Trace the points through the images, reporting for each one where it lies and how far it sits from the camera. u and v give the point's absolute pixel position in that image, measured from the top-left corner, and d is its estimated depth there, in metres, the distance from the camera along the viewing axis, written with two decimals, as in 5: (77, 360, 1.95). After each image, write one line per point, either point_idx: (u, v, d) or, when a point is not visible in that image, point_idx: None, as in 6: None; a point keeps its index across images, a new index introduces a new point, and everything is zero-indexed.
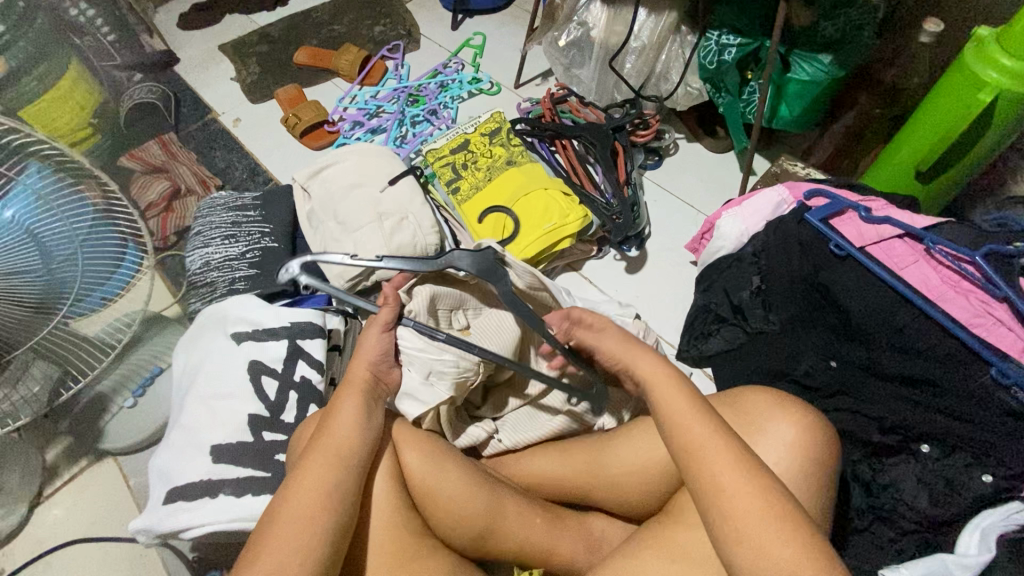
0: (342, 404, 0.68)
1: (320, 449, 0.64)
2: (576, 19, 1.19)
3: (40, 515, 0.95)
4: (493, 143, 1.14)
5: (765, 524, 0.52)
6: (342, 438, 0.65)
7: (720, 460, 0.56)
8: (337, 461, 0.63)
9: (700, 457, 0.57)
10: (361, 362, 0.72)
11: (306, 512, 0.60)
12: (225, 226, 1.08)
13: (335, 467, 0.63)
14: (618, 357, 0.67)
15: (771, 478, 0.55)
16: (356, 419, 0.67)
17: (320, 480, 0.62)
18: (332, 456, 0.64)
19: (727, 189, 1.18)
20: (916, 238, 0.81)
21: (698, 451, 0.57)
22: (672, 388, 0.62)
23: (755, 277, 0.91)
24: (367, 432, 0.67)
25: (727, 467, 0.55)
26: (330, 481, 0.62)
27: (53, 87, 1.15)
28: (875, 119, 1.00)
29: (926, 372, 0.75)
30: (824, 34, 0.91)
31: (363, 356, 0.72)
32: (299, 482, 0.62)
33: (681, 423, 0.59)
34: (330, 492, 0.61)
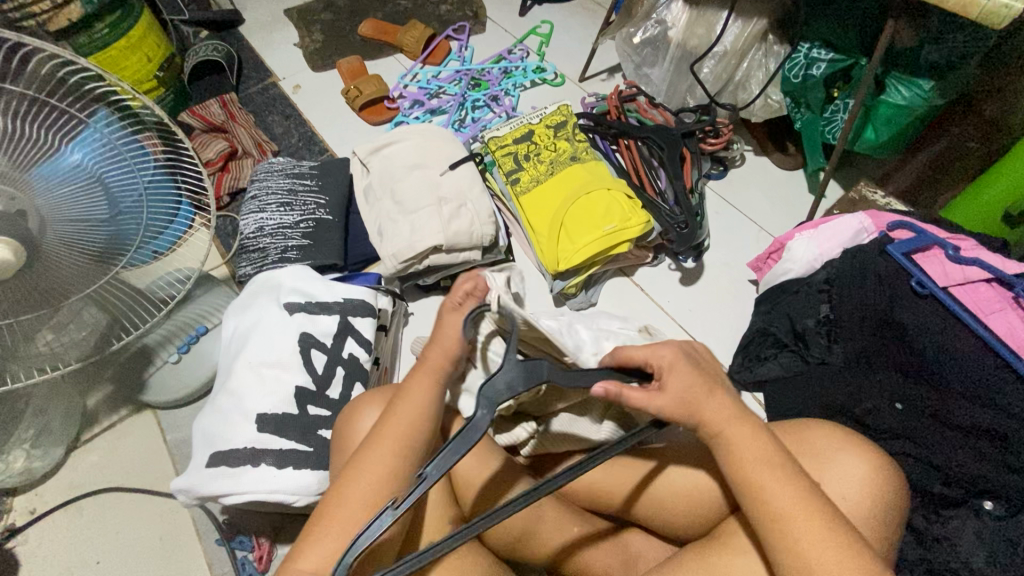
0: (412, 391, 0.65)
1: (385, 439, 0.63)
2: (655, 16, 1.15)
3: (76, 459, 0.97)
4: (557, 137, 1.11)
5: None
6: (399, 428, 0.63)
7: (810, 535, 0.53)
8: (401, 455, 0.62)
9: (787, 522, 0.54)
10: (438, 346, 0.65)
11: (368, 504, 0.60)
12: (281, 193, 1.08)
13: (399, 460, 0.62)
14: (687, 403, 0.60)
15: (873, 561, 0.52)
16: (423, 410, 0.65)
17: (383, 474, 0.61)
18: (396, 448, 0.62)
19: (793, 209, 1.14)
20: (1005, 284, 0.77)
21: (786, 521, 0.54)
22: (751, 440, 0.59)
23: (823, 306, 0.87)
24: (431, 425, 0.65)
25: (814, 538, 0.53)
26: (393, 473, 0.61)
27: (124, 36, 1.20)
28: (967, 153, 0.96)
29: (1002, 427, 0.71)
30: (926, 58, 0.86)
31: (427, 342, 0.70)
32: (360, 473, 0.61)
33: (760, 484, 0.56)
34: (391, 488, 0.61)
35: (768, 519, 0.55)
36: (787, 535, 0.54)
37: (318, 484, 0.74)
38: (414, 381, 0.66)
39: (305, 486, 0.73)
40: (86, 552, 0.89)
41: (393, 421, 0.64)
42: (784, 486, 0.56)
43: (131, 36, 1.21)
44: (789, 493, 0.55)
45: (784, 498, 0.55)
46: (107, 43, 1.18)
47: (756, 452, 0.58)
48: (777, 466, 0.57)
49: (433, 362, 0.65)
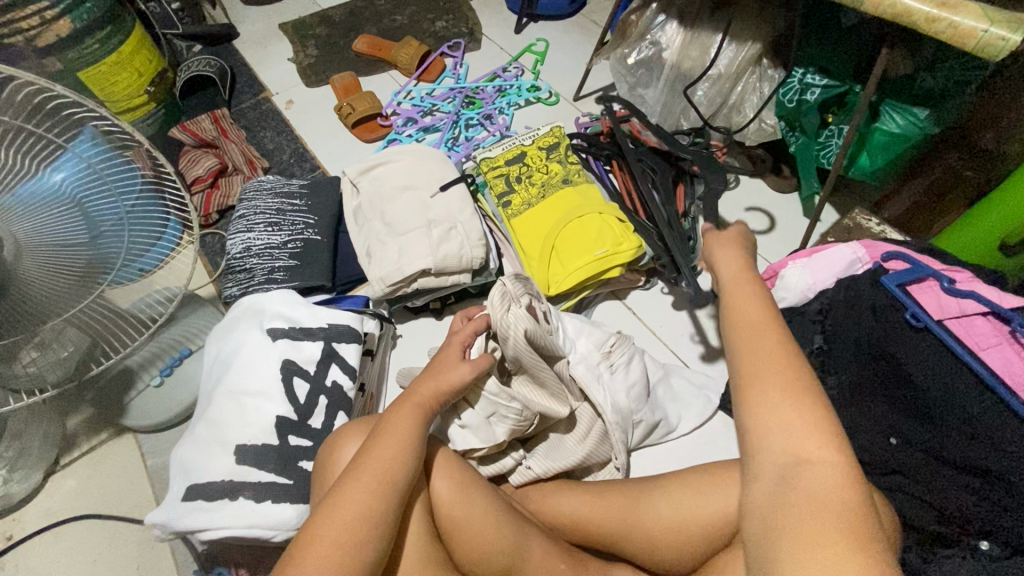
0: (394, 421, 0.66)
1: (364, 468, 0.62)
2: (649, 37, 1.15)
3: (54, 484, 0.94)
4: (549, 159, 1.10)
5: (778, 407, 0.51)
6: (382, 460, 0.62)
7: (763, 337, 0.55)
8: (381, 486, 0.61)
9: (747, 344, 0.55)
10: (431, 380, 0.70)
11: (343, 534, 0.57)
12: (269, 213, 1.06)
13: (381, 490, 0.60)
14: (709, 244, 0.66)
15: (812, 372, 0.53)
16: (406, 438, 0.64)
17: (362, 504, 0.59)
18: (377, 477, 0.61)
19: (787, 232, 1.13)
20: (1003, 319, 0.74)
21: (746, 323, 0.56)
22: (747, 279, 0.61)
23: (817, 336, 0.87)
24: (415, 456, 0.64)
25: (765, 356, 0.53)
26: (372, 506, 0.59)
27: (115, 52, 1.19)
28: (964, 180, 0.94)
29: (997, 465, 0.69)
30: (922, 86, 0.85)
31: (431, 375, 0.70)
32: (337, 503, 0.59)
33: (735, 302, 0.59)
34: (371, 519, 0.59)
35: (734, 324, 0.57)
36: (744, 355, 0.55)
37: (297, 519, 0.72)
38: (396, 412, 0.67)
39: (282, 521, 0.71)
40: None
41: (373, 450, 0.63)
42: (764, 314, 0.57)
43: (122, 51, 1.21)
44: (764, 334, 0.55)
45: (753, 318, 0.56)
46: (97, 59, 1.17)
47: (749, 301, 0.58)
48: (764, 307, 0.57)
49: (417, 393, 0.68)
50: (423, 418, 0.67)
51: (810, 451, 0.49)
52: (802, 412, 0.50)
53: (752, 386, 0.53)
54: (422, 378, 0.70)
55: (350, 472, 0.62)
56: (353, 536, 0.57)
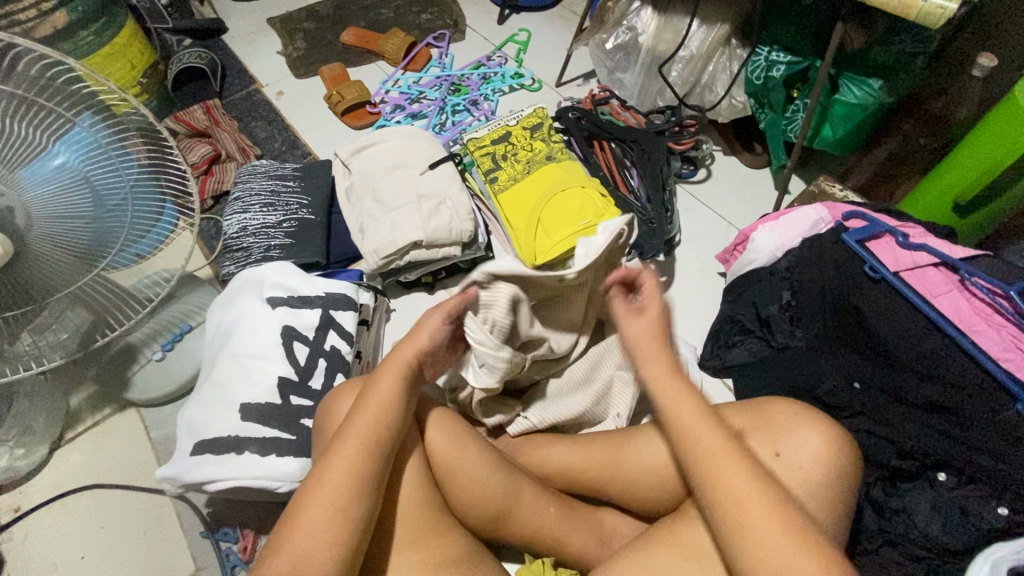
0: (380, 382, 0.66)
1: (353, 434, 0.63)
2: (626, 23, 1.20)
3: (59, 457, 0.97)
4: (534, 138, 1.15)
5: (757, 524, 0.52)
6: (368, 418, 0.63)
7: (732, 470, 0.55)
8: (367, 450, 0.62)
9: (702, 463, 0.57)
10: (410, 341, 0.69)
11: (333, 497, 0.58)
12: (264, 194, 1.10)
13: (366, 453, 0.61)
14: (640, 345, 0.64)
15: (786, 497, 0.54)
16: (389, 400, 0.65)
17: (351, 470, 0.60)
18: (363, 440, 0.62)
19: (759, 204, 1.19)
20: (952, 268, 0.81)
21: (712, 458, 0.56)
22: (686, 398, 0.60)
23: (785, 292, 0.93)
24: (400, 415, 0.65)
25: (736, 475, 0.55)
26: (359, 467, 0.60)
27: (108, 44, 1.23)
28: (919, 148, 1.02)
29: (949, 400, 0.76)
30: (875, 59, 0.92)
31: (416, 336, 0.70)
32: (329, 463, 0.61)
33: (688, 430, 0.58)
34: (359, 479, 0.60)
35: (695, 460, 0.57)
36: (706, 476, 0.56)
37: (300, 471, 0.76)
38: (382, 373, 0.67)
39: (285, 474, 0.75)
40: (70, 548, 0.89)
41: (358, 419, 0.64)
42: (688, 404, 0.60)
43: (114, 43, 1.24)
44: (708, 434, 0.57)
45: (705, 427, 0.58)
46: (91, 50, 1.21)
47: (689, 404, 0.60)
48: (705, 416, 0.59)
49: (403, 355, 0.68)
50: (405, 383, 0.68)
51: (792, 553, 0.51)
52: (768, 510, 0.53)
53: (743, 527, 0.53)
54: (402, 341, 0.70)
55: (336, 440, 0.63)
56: (342, 503, 0.58)
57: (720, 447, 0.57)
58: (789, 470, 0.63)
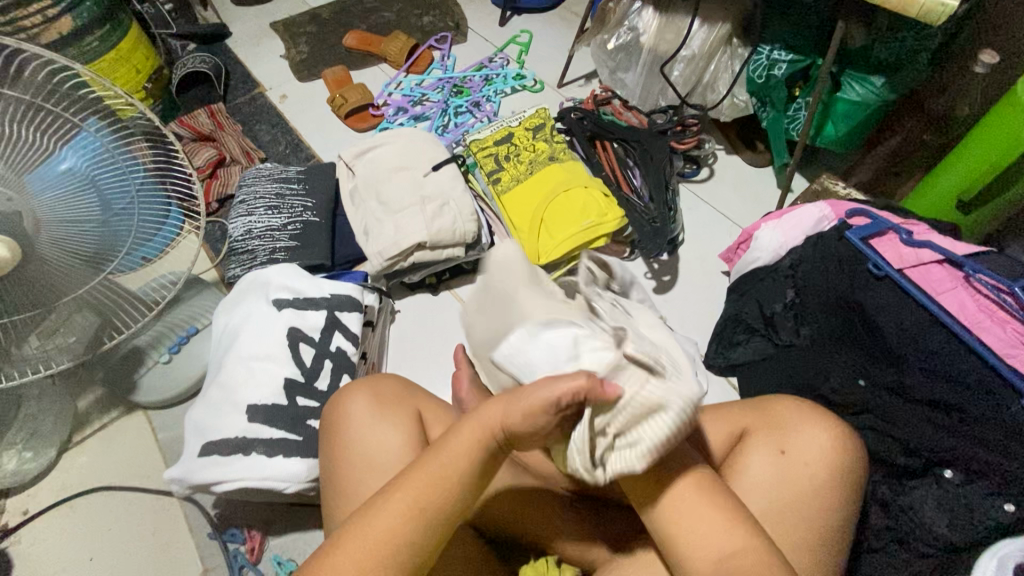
0: (456, 440, 0.54)
1: (405, 490, 0.52)
2: (627, 23, 1.21)
3: (68, 460, 0.98)
4: (536, 139, 1.15)
5: None
6: (428, 477, 0.53)
7: (721, 537, 0.51)
8: (415, 519, 0.51)
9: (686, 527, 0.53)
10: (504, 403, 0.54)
11: (363, 559, 0.49)
12: (269, 197, 1.11)
13: (412, 520, 0.51)
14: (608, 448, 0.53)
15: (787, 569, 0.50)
16: (459, 465, 0.54)
17: (390, 534, 0.50)
18: (413, 504, 0.52)
19: (762, 203, 1.19)
20: (956, 264, 0.81)
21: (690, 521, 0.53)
22: (672, 458, 0.56)
23: (789, 291, 0.92)
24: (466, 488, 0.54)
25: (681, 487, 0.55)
26: (400, 534, 0.51)
27: (113, 49, 1.24)
28: (923, 145, 1.03)
29: (953, 397, 0.76)
30: (877, 56, 0.93)
31: (512, 402, 0.53)
32: (372, 514, 0.51)
33: (673, 492, 0.54)
34: (398, 549, 0.50)
35: (675, 519, 0.53)
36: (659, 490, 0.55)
37: (307, 472, 0.77)
38: (462, 429, 0.55)
39: (291, 475, 0.76)
40: (80, 549, 0.90)
41: (417, 473, 0.54)
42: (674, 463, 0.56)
43: (120, 49, 1.25)
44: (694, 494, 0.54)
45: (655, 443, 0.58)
46: (96, 56, 1.22)
47: (657, 446, 0.58)
48: (693, 477, 0.55)
49: (490, 417, 0.55)
50: (487, 448, 0.55)
51: None
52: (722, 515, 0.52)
53: None
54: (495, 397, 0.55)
55: (389, 488, 0.53)
56: (371, 571, 0.49)
57: (702, 503, 0.53)
58: (795, 466, 0.63)
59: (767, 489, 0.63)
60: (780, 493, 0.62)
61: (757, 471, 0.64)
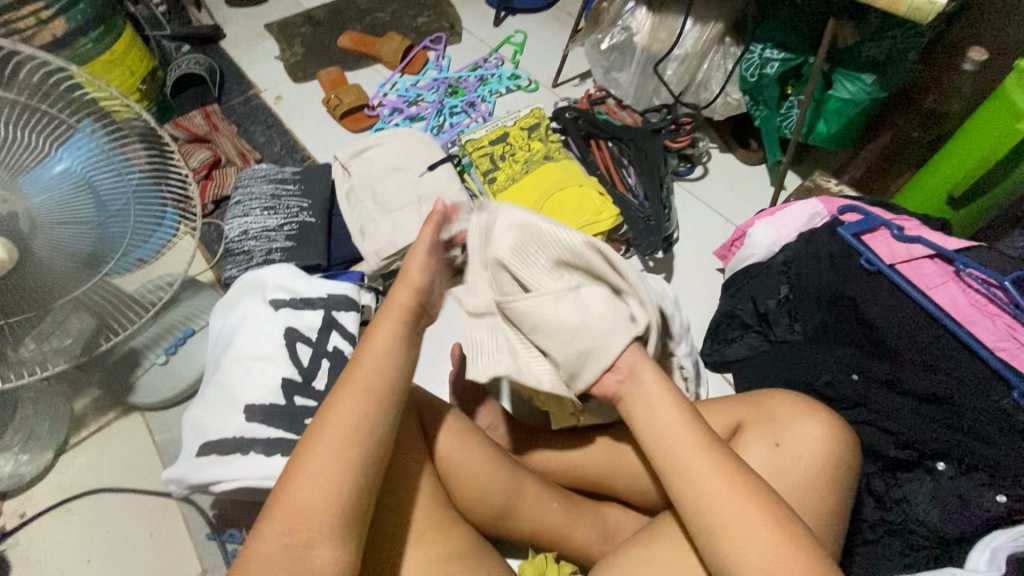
0: (379, 328, 0.63)
1: (355, 379, 0.59)
2: (621, 23, 1.21)
3: (65, 462, 0.98)
4: (531, 138, 1.16)
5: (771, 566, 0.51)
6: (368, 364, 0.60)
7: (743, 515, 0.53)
8: (367, 397, 0.58)
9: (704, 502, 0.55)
10: (405, 286, 0.66)
11: (334, 447, 0.55)
12: (265, 198, 1.11)
13: (363, 399, 0.58)
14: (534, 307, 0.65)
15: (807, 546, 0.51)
16: (388, 347, 0.62)
17: (352, 416, 0.57)
18: (362, 386, 0.59)
19: (756, 201, 1.20)
20: (946, 259, 0.83)
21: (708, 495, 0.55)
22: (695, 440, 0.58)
23: (783, 286, 0.93)
24: (399, 359, 0.62)
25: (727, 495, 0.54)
26: (360, 414, 0.57)
27: (107, 51, 1.24)
28: (913, 142, 1.04)
29: (946, 389, 0.76)
30: (868, 55, 0.94)
31: (410, 280, 0.66)
32: (328, 412, 0.58)
33: (696, 472, 0.56)
34: (359, 430, 0.57)
35: (692, 495, 0.55)
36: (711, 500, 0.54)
37: None
38: (380, 318, 0.64)
39: None
40: (78, 551, 0.90)
41: (358, 364, 0.61)
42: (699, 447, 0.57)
43: (114, 50, 1.25)
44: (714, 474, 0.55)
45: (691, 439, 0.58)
46: (90, 57, 1.22)
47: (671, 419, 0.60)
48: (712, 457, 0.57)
49: (401, 300, 0.65)
50: (406, 323, 0.64)
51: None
52: (767, 522, 0.52)
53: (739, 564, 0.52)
54: (397, 285, 0.66)
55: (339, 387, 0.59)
56: (342, 451, 0.55)
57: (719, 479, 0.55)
58: (789, 459, 0.64)
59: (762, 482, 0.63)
60: (775, 485, 0.63)
61: (753, 463, 0.65)
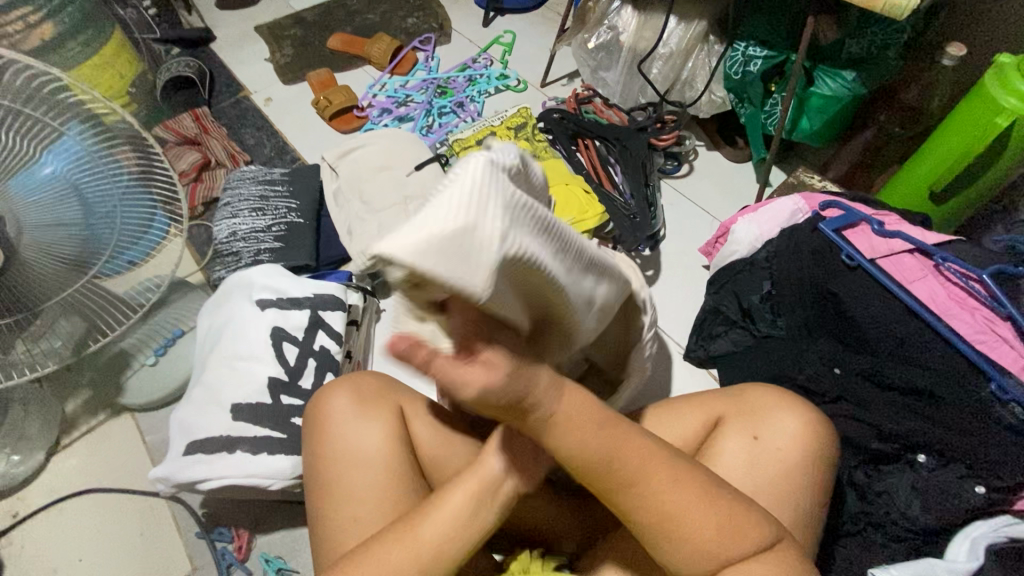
0: (455, 492, 0.60)
1: (417, 533, 0.59)
2: (607, 22, 1.22)
3: (56, 463, 0.98)
4: (518, 138, 1.18)
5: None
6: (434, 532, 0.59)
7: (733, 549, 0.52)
8: (423, 559, 0.58)
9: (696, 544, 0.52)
10: (498, 454, 0.61)
11: None
12: (253, 199, 1.12)
13: (423, 560, 0.58)
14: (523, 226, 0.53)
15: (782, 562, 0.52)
16: (457, 525, 0.59)
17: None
18: (423, 546, 0.59)
19: (742, 198, 1.21)
20: (926, 254, 0.83)
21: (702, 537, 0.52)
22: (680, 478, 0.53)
23: (766, 282, 0.93)
24: (465, 541, 0.60)
25: (711, 527, 0.51)
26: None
27: (96, 55, 1.24)
28: (895, 138, 1.05)
29: (926, 382, 0.77)
30: (848, 52, 0.95)
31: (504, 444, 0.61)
32: (378, 557, 0.58)
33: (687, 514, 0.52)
34: None
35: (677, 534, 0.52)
36: (661, 498, 0.53)
37: (292, 468, 0.78)
38: (460, 483, 0.61)
39: (277, 472, 0.77)
40: (69, 550, 0.90)
41: (426, 521, 0.60)
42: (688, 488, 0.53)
43: (102, 54, 1.25)
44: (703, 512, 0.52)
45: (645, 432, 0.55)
46: (79, 61, 1.22)
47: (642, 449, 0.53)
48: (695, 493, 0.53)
49: (488, 474, 0.61)
50: (486, 498, 0.60)
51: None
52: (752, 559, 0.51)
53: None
54: (491, 448, 0.61)
55: (399, 530, 0.60)
56: None
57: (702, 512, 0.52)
58: (767, 452, 0.65)
59: (741, 476, 0.64)
60: (754, 479, 0.64)
61: (731, 457, 0.65)
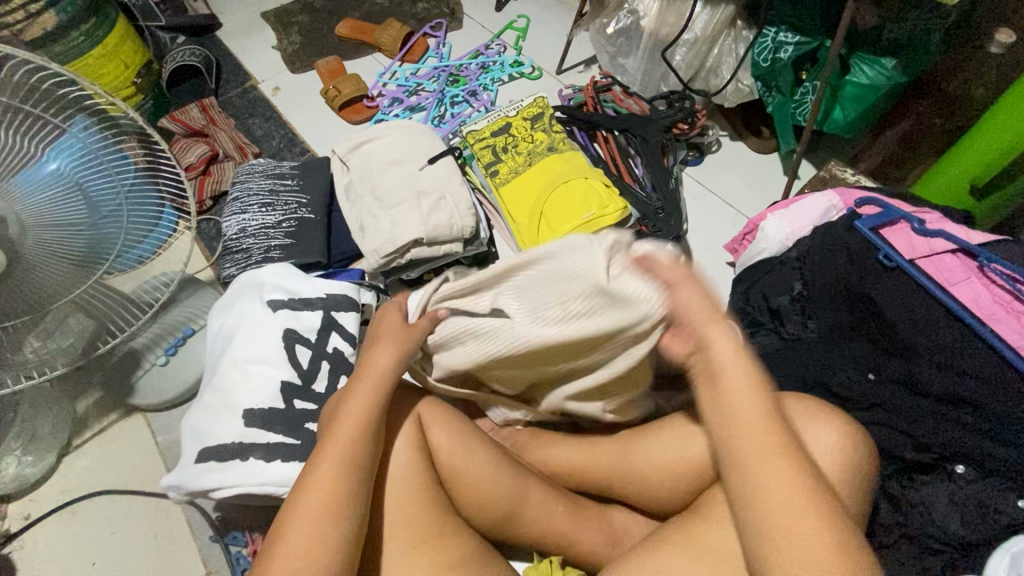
0: (351, 395, 0.63)
1: (335, 448, 0.59)
2: (627, 6, 1.16)
3: (68, 463, 0.97)
4: (534, 128, 1.12)
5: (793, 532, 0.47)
6: (347, 436, 0.60)
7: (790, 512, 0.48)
8: (348, 465, 0.58)
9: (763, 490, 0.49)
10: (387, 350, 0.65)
11: (319, 511, 0.56)
12: (263, 194, 1.09)
13: (344, 472, 0.58)
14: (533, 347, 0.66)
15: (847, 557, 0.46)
16: (361, 421, 0.61)
17: (335, 484, 0.57)
18: (340, 464, 0.58)
19: (768, 191, 1.16)
20: (970, 254, 0.79)
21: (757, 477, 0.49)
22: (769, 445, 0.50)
23: (796, 282, 0.90)
24: (374, 429, 0.61)
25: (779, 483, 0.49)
26: (341, 484, 0.57)
27: (99, 44, 1.21)
28: (935, 129, 1.02)
29: (970, 392, 0.73)
30: (888, 38, 0.90)
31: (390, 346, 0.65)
32: (312, 478, 0.57)
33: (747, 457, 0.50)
34: (340, 495, 0.57)
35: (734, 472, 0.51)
36: (749, 488, 0.49)
37: None
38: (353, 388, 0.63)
39: (291, 480, 0.75)
40: (83, 553, 0.89)
41: (336, 434, 0.60)
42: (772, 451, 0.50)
43: (107, 43, 1.22)
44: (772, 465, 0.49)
45: (747, 408, 0.51)
46: (83, 52, 1.19)
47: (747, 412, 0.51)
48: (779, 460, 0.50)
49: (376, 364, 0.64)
50: (380, 390, 0.63)
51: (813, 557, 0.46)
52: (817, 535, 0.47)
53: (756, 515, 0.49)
54: (377, 346, 0.66)
55: (318, 452, 0.60)
56: (327, 520, 0.55)
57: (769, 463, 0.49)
58: None
59: None
60: None
61: None
